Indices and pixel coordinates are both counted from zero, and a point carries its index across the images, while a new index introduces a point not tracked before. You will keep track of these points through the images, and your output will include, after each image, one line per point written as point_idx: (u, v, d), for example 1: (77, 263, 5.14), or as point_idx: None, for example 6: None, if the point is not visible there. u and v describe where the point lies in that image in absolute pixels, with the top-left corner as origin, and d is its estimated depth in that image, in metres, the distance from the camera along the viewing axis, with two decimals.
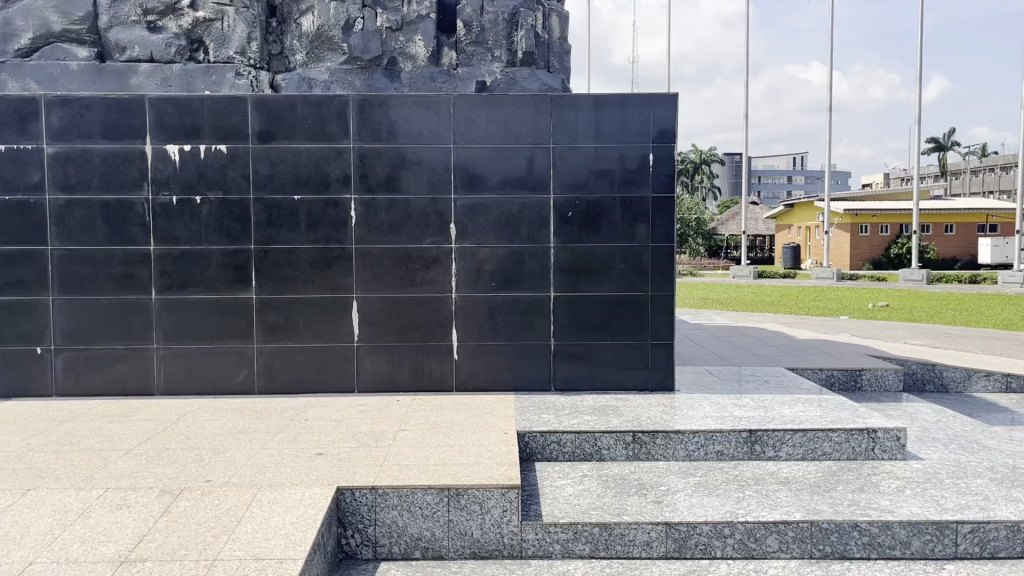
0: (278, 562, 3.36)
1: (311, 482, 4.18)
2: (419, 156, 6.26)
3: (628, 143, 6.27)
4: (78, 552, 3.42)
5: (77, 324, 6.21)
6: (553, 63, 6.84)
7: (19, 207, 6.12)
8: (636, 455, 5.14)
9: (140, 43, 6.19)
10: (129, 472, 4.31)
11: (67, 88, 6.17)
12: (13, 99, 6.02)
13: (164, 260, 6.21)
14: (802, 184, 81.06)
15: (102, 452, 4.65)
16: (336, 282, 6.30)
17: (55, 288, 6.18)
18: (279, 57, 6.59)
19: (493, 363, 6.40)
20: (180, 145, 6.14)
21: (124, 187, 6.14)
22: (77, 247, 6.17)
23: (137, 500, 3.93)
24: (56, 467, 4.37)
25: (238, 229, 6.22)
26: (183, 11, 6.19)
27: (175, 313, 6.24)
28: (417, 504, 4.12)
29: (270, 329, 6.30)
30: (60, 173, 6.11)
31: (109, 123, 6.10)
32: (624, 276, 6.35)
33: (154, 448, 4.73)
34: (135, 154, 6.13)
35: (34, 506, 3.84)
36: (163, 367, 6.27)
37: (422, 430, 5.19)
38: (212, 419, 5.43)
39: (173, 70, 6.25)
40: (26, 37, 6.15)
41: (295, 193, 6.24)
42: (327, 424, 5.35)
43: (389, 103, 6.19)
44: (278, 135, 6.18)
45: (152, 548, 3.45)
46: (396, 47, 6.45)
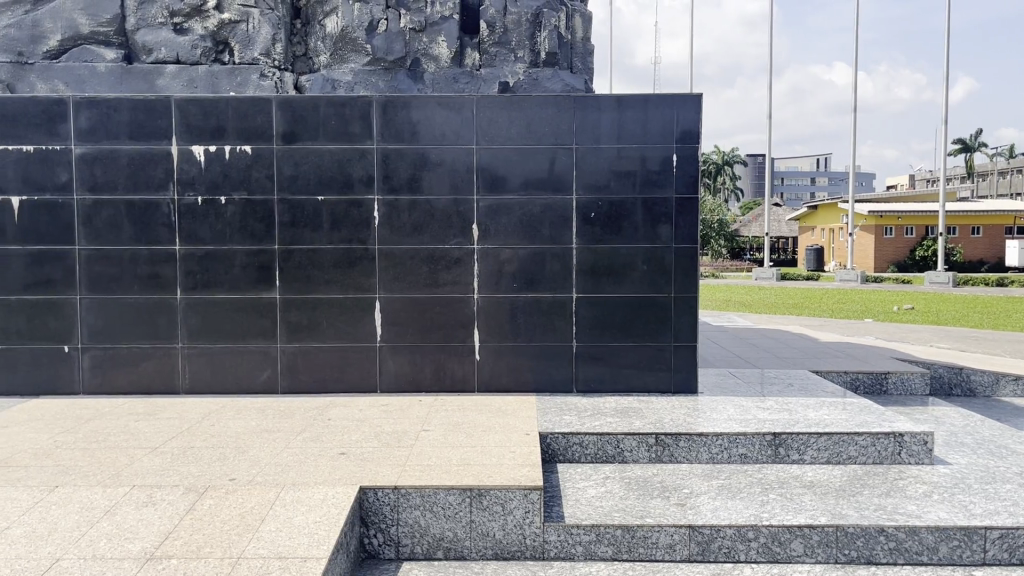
0: (302, 561, 3.37)
1: (334, 481, 4.19)
2: (442, 157, 6.27)
3: (651, 144, 6.24)
4: (104, 549, 3.45)
5: (104, 323, 6.28)
6: (576, 64, 6.82)
7: (47, 207, 6.20)
8: (659, 457, 5.11)
9: (166, 45, 6.25)
10: (155, 470, 4.35)
11: (95, 89, 6.24)
12: (42, 101, 6.10)
13: (189, 260, 6.26)
14: (826, 185, 80.38)
15: (128, 450, 4.70)
16: (359, 282, 6.32)
17: (82, 287, 6.25)
18: (303, 58, 6.62)
19: (515, 365, 6.39)
20: (205, 146, 6.19)
21: (149, 187, 6.20)
22: (104, 247, 6.24)
23: (162, 498, 3.96)
24: (83, 464, 4.42)
25: (262, 229, 6.26)
26: (209, 12, 6.23)
27: (199, 313, 6.29)
28: (439, 504, 4.12)
29: (293, 329, 6.34)
30: (88, 174, 6.18)
31: (136, 124, 6.16)
32: (646, 277, 6.33)
33: (180, 447, 4.77)
34: (161, 154, 6.19)
35: (62, 503, 3.89)
36: (188, 366, 6.32)
37: (444, 430, 5.20)
38: (237, 418, 5.46)
39: (199, 71, 6.30)
40: (55, 39, 6.23)
41: (319, 193, 6.26)
42: (350, 424, 5.36)
43: (412, 103, 6.21)
44: (302, 136, 6.21)
45: (178, 546, 3.47)
46: (419, 47, 6.46)
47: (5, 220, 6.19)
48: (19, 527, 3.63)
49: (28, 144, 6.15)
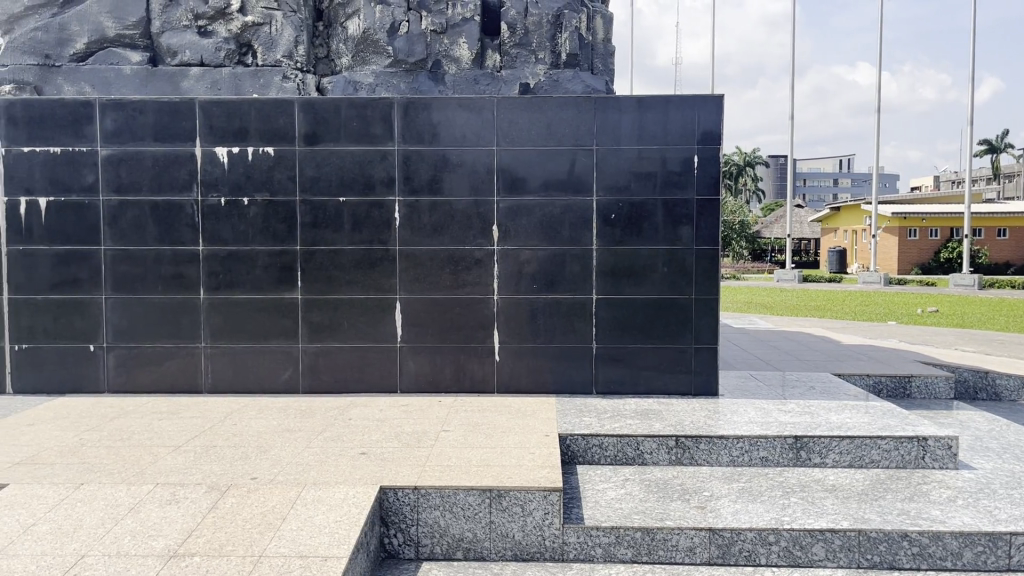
0: (323, 560, 3.40)
1: (355, 481, 4.21)
2: (462, 158, 6.28)
3: (671, 145, 6.22)
4: (128, 546, 3.49)
5: (128, 322, 6.35)
6: (597, 65, 6.81)
7: (73, 208, 6.29)
8: (679, 460, 5.10)
9: (190, 48, 6.32)
10: (178, 468, 4.40)
11: (120, 91, 6.32)
12: (69, 103, 6.18)
13: (212, 260, 6.32)
14: (849, 187, 79.69)
15: (152, 448, 4.75)
16: (380, 283, 6.35)
17: (108, 287, 6.33)
18: (325, 61, 6.70)
19: (535, 366, 6.40)
20: (229, 147, 6.24)
21: (174, 188, 6.27)
22: (129, 247, 6.31)
23: (185, 496, 4.00)
24: (108, 462, 4.47)
25: (284, 230, 6.31)
26: (232, 15, 6.29)
27: (222, 312, 6.35)
28: (459, 504, 4.13)
29: (314, 329, 6.38)
30: (113, 175, 6.26)
31: (161, 126, 6.23)
32: (666, 279, 6.31)
33: (202, 445, 4.82)
34: (185, 155, 6.25)
35: (87, 500, 3.94)
36: (211, 365, 6.38)
37: (464, 431, 5.21)
38: (258, 417, 5.50)
39: (222, 73, 6.36)
40: (81, 41, 6.31)
41: (340, 194, 6.30)
42: (370, 423, 5.39)
43: (432, 105, 6.23)
44: (324, 137, 6.25)
45: (200, 544, 3.51)
46: (440, 49, 6.49)
47: (33, 221, 6.28)
48: (45, 524, 3.68)
49: (56, 145, 6.24)
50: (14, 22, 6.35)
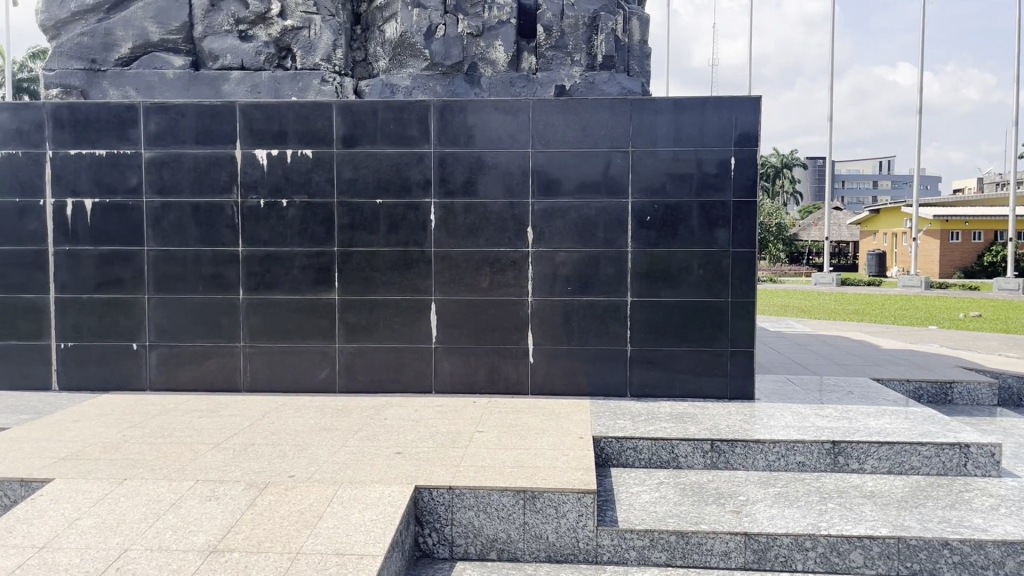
0: (359, 557, 3.43)
1: (390, 480, 4.26)
2: (498, 160, 6.30)
3: (707, 147, 6.18)
4: (170, 541, 3.57)
5: (170, 321, 6.47)
6: (633, 67, 6.72)
7: (117, 209, 6.42)
8: (714, 464, 5.07)
9: (231, 52, 6.43)
10: (218, 465, 4.47)
11: (163, 95, 6.45)
12: (113, 107, 6.32)
13: (251, 261, 6.41)
14: (889, 189, 78.45)
15: (192, 445, 4.84)
16: (415, 284, 6.40)
17: (150, 287, 6.45)
18: (363, 64, 6.77)
19: (569, 368, 6.40)
20: (268, 149, 6.34)
21: (214, 190, 6.37)
22: (171, 248, 6.43)
23: (225, 492, 4.07)
24: (150, 458, 4.56)
25: (322, 231, 6.38)
26: (273, 20, 6.43)
27: (260, 312, 6.44)
28: (493, 505, 4.15)
29: (351, 329, 6.44)
30: (156, 177, 6.38)
31: (202, 129, 6.34)
32: (702, 282, 6.27)
33: (241, 443, 4.90)
34: (225, 158, 6.35)
35: (129, 495, 4.02)
36: (249, 364, 6.48)
37: (498, 432, 5.23)
38: (296, 416, 5.57)
39: (262, 77, 6.45)
40: (126, 46, 6.45)
41: (377, 196, 6.36)
42: (405, 423, 5.43)
43: (468, 108, 6.26)
44: (361, 140, 6.32)
45: (240, 540, 3.57)
46: (476, 52, 6.52)
47: (79, 221, 6.43)
48: (89, 518, 3.77)
49: (102, 148, 6.38)
50: (62, 28, 6.51)
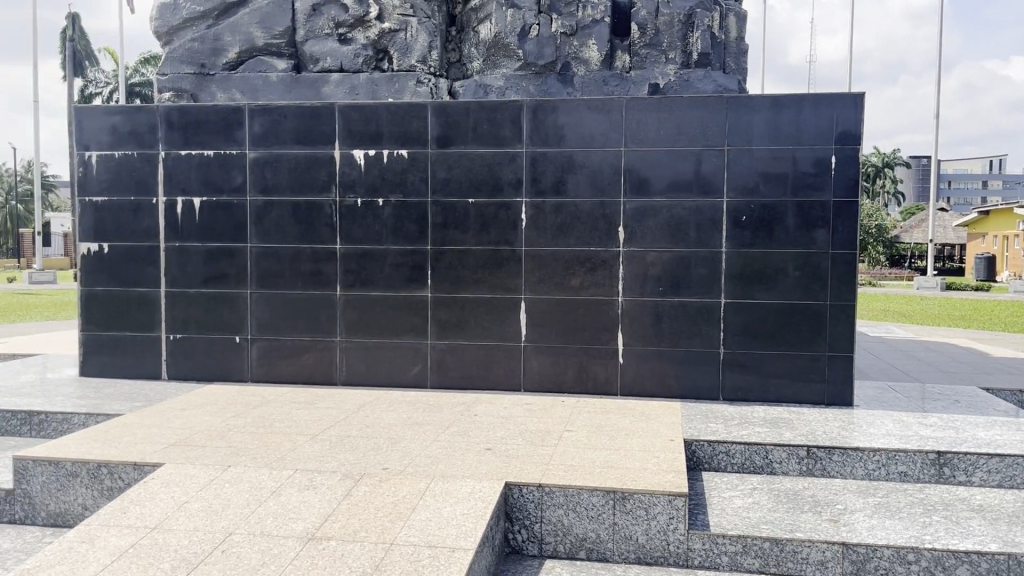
0: (451, 550, 3.49)
1: (481, 475, 4.31)
2: (589, 159, 6.29)
3: (806, 145, 6.02)
4: (271, 527, 3.70)
5: (271, 315, 6.70)
6: (729, 64, 6.62)
7: (223, 207, 6.69)
8: (810, 471, 4.93)
9: (331, 54, 6.61)
10: (315, 455, 4.62)
11: (267, 98, 6.69)
12: (221, 109, 6.60)
13: (348, 258, 6.59)
14: (999, 189, 74.61)
15: (291, 435, 5.01)
16: (505, 282, 6.45)
17: (253, 282, 6.70)
18: (457, 65, 6.86)
19: (659, 369, 6.33)
20: (366, 150, 6.50)
21: (314, 190, 6.58)
22: (273, 245, 6.66)
23: (322, 482, 4.20)
24: (252, 446, 4.75)
25: (416, 230, 6.50)
26: (370, 22, 6.57)
27: (356, 308, 6.61)
28: (583, 504, 4.15)
29: (442, 327, 6.54)
30: (260, 176, 6.63)
31: (303, 130, 6.55)
32: (798, 284, 6.11)
33: (338, 435, 5.04)
34: (325, 158, 6.54)
35: (234, 481, 4.20)
36: (344, 359, 6.66)
37: (587, 432, 5.22)
38: (389, 410, 5.70)
39: (360, 79, 6.61)
40: (233, 51, 6.72)
41: (470, 196, 6.43)
42: (495, 420, 5.48)
43: (561, 107, 6.27)
44: (455, 140, 6.41)
45: (336, 529, 3.68)
46: (570, 51, 6.52)
47: (189, 219, 6.74)
48: (196, 501, 3.95)
49: (210, 148, 6.67)
50: (174, 34, 6.83)
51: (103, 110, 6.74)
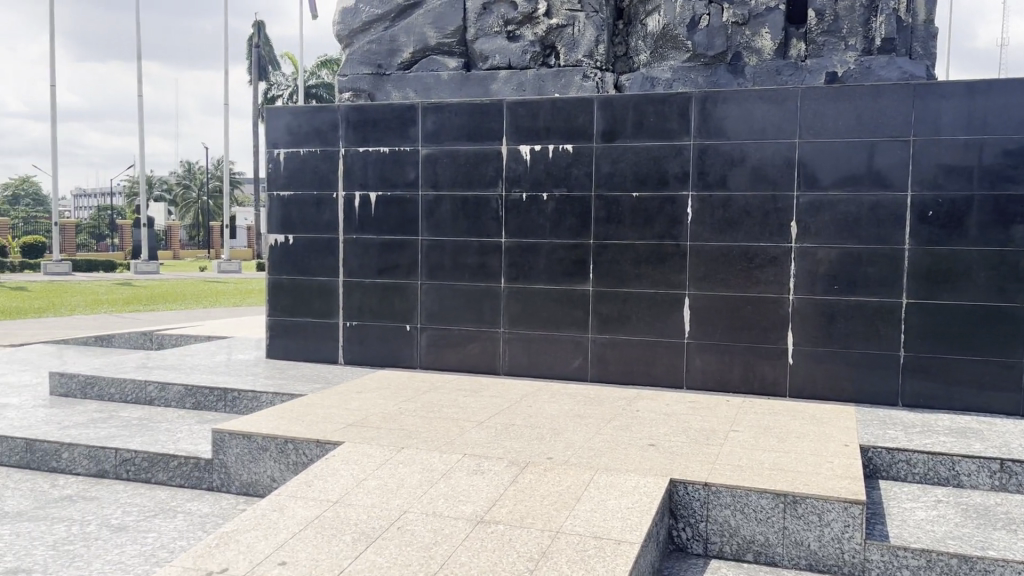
0: (617, 543, 3.50)
1: (645, 470, 4.29)
2: (761, 152, 6.09)
3: (1005, 135, 5.56)
4: (443, 507, 3.85)
5: (439, 305, 6.95)
6: (915, 49, 6.13)
7: (397, 201, 7.00)
8: (1003, 486, 4.58)
9: (499, 52, 6.77)
10: (483, 442, 4.75)
11: (439, 95, 6.93)
12: (396, 108, 6.91)
13: (513, 252, 6.72)
14: None
15: (459, 421, 5.18)
16: (670, 278, 6.36)
17: (423, 273, 6.97)
18: (624, 58, 6.81)
19: (832, 371, 6.06)
20: (532, 145, 6.59)
21: (482, 184, 6.75)
22: (442, 238, 6.90)
23: (490, 468, 4.32)
24: (423, 430, 4.95)
25: (580, 224, 6.54)
26: (539, 19, 6.67)
27: (520, 301, 6.73)
28: (751, 506, 4.04)
29: (605, 321, 6.55)
30: (431, 172, 6.87)
31: (472, 126, 6.74)
32: (991, 284, 5.66)
33: (503, 423, 5.16)
34: (492, 153, 6.70)
35: (407, 462, 4.39)
36: (508, 350, 6.80)
37: (755, 432, 5.07)
38: (551, 401, 5.78)
39: (528, 75, 6.72)
40: (408, 51, 7.01)
41: (635, 190, 6.39)
42: (658, 416, 5.43)
43: (731, 99, 6.12)
44: (621, 134, 6.39)
45: (504, 513, 3.77)
46: (742, 41, 6.32)
47: (365, 213, 7.10)
48: (373, 479, 4.17)
49: (385, 145, 6.99)
50: (354, 37, 7.20)
51: (291, 111, 7.21)
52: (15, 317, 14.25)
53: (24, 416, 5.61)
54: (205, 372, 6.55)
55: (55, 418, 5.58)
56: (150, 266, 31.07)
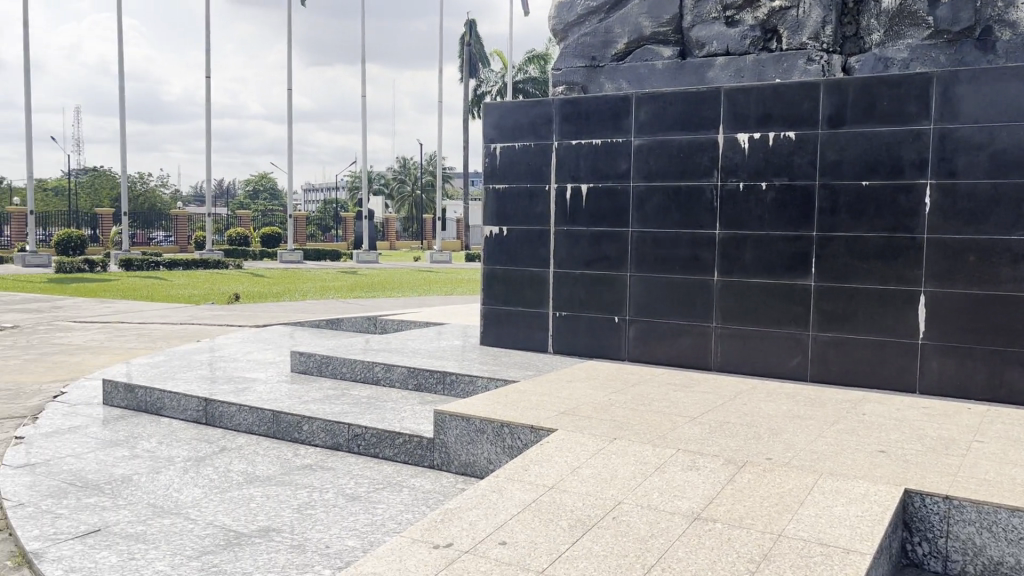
0: (845, 552, 3.30)
1: (876, 478, 4.02)
2: (1015, 135, 5.48)
3: None
4: (658, 501, 3.81)
5: (649, 298, 6.89)
6: None
7: (609, 193, 7.01)
8: None
9: (717, 38, 6.58)
10: (697, 438, 4.66)
11: (653, 85, 6.86)
12: (610, 100, 6.92)
13: (728, 244, 6.52)
14: None
15: (672, 415, 5.11)
16: (901, 274, 5.91)
17: (633, 265, 6.94)
18: (853, 39, 6.38)
19: None
20: (751, 133, 6.37)
21: (697, 175, 6.60)
22: (654, 230, 6.83)
23: (706, 465, 4.22)
24: (635, 423, 4.93)
25: (801, 215, 6.22)
26: (760, 2, 6.39)
27: (734, 294, 6.53)
28: (1000, 524, 3.66)
29: (826, 318, 6.20)
30: (644, 163, 6.82)
31: (687, 116, 6.61)
32: None
33: (717, 420, 5.03)
34: (708, 143, 6.54)
35: (621, 454, 4.39)
36: (720, 345, 6.62)
37: (1003, 445, 4.60)
38: (768, 400, 5.56)
39: (747, 61, 6.50)
40: (622, 42, 6.99)
41: (864, 178, 5.99)
42: (887, 422, 5.07)
43: (979, 77, 5.57)
44: (850, 119, 6.01)
45: (722, 512, 3.68)
46: (993, 13, 5.71)
47: (577, 205, 7.17)
48: (587, 468, 4.21)
49: (598, 137, 7.02)
50: (569, 31, 7.29)
51: (508, 106, 7.42)
52: (258, 300, 15.74)
53: (271, 390, 6.19)
54: (424, 356, 6.91)
55: (296, 393, 6.11)
56: (369, 256, 33.33)
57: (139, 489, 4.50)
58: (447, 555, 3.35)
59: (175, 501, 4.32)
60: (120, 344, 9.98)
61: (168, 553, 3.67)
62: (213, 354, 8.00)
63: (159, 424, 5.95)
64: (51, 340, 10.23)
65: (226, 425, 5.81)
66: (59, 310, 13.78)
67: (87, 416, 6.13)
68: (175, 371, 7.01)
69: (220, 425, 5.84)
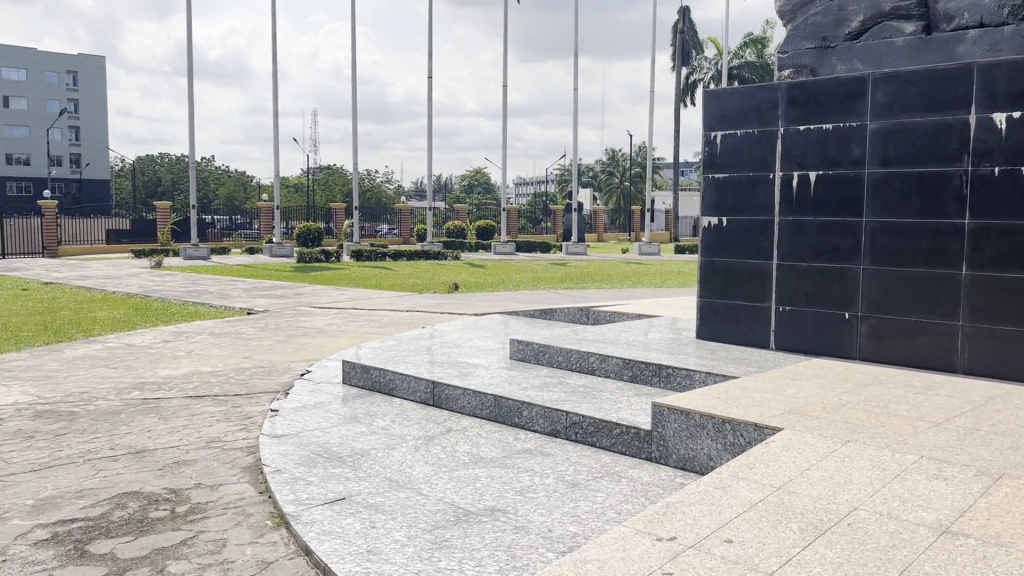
0: None
1: None
2: None
3: None
4: (900, 510, 3.55)
5: (885, 293, 6.42)
6: None
7: (841, 180, 6.61)
8: None
9: (969, 9, 6.02)
10: (943, 445, 4.29)
11: (894, 64, 6.41)
12: (843, 82, 6.54)
13: (980, 235, 5.90)
14: None
15: (912, 419, 4.74)
16: None
17: (868, 258, 6.49)
18: None
19: None
20: (1009, 113, 5.71)
21: (942, 160, 6.05)
22: (892, 220, 6.35)
23: (955, 475, 3.88)
24: (870, 425, 4.63)
25: None
26: None
27: (985, 291, 5.91)
28: None
29: None
30: (881, 148, 6.36)
31: (932, 96, 6.08)
32: None
33: (966, 427, 4.60)
34: (956, 125, 5.96)
35: (855, 457, 4.14)
36: (968, 346, 6.02)
37: None
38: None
39: (1005, 33, 5.86)
40: (858, 20, 6.66)
41: None
42: None
43: None
44: None
45: (976, 527, 3.36)
46: None
47: (803, 192, 6.84)
48: (818, 470, 4.00)
49: (830, 121, 6.64)
50: (796, 13, 7.12)
51: (730, 92, 7.24)
52: (475, 290, 16.38)
53: (492, 376, 6.43)
54: (639, 348, 6.88)
55: (516, 379, 6.30)
56: (579, 248, 33.75)
57: (376, 464, 4.83)
58: (672, 548, 3.31)
59: (408, 477, 4.60)
60: (354, 328, 10.80)
61: (404, 525, 3.91)
62: (437, 339, 8.43)
63: (392, 403, 6.37)
64: (295, 323, 11.24)
65: (451, 407, 6.10)
66: (301, 296, 15.11)
67: (329, 394, 6.69)
68: (404, 354, 7.47)
69: (446, 407, 6.15)
